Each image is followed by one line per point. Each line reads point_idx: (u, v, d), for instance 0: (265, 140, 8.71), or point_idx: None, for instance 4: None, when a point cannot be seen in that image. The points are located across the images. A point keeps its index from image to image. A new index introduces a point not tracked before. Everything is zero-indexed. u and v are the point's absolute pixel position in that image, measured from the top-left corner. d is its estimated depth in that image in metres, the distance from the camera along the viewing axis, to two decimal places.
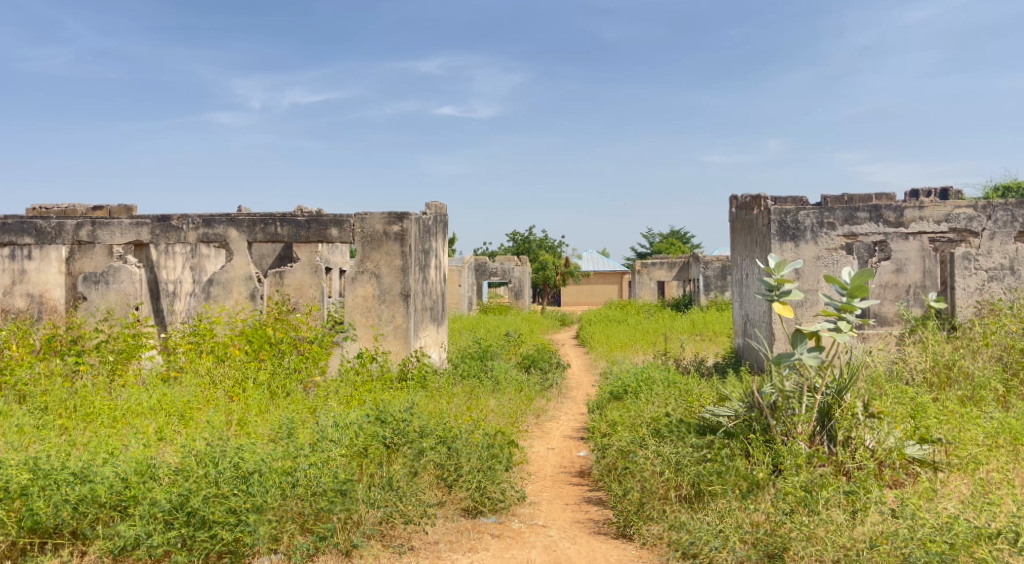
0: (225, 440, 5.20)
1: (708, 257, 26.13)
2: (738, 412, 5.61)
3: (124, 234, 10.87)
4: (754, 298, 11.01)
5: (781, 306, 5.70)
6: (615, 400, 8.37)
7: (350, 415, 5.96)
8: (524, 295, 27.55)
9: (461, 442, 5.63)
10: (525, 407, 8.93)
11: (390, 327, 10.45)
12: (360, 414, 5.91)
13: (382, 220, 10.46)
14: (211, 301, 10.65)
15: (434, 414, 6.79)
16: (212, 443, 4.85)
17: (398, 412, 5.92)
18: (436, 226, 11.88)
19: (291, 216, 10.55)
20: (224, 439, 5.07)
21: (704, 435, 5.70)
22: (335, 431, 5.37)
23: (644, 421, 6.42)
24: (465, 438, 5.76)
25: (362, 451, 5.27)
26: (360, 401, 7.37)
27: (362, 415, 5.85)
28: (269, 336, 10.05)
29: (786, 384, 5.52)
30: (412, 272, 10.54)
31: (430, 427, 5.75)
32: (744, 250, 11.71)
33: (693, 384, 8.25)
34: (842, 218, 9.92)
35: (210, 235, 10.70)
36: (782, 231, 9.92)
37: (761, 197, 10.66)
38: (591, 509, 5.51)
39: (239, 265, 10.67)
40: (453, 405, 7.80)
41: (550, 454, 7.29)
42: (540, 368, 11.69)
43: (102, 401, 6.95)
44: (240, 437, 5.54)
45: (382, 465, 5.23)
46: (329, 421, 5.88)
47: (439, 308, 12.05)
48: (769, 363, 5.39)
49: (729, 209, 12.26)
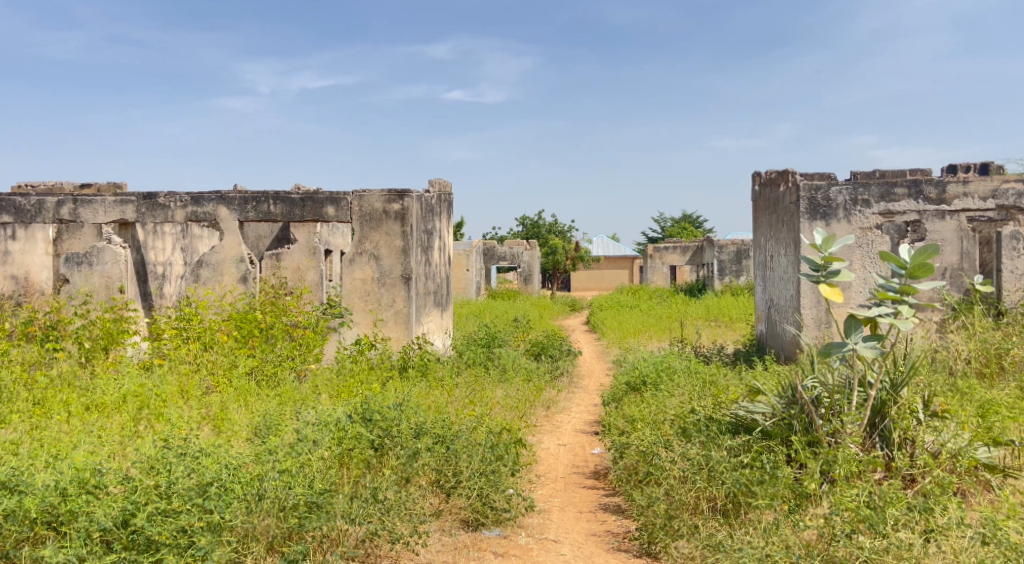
0: (192, 440, 4.55)
1: (722, 241, 25.33)
2: (775, 409, 4.92)
3: (108, 213, 10.22)
4: (781, 281, 10.34)
5: (829, 289, 4.89)
6: (634, 393, 7.64)
7: (335, 412, 5.27)
8: (534, 280, 26.85)
9: (461, 446, 4.98)
10: (534, 399, 8.29)
11: (390, 312, 9.83)
12: (347, 412, 5.22)
13: (381, 199, 9.82)
14: (199, 283, 10.04)
15: (433, 408, 6.15)
16: (169, 446, 4.20)
17: (391, 410, 5.24)
18: (440, 206, 11.20)
19: (285, 194, 9.87)
20: (188, 440, 4.43)
21: (737, 435, 5.02)
22: (314, 431, 4.73)
23: (667, 418, 5.74)
24: (466, 439, 5.11)
25: (344, 455, 4.65)
26: (351, 393, 6.73)
27: (349, 413, 5.16)
28: (259, 321, 9.34)
29: (833, 378, 4.86)
30: (414, 253, 9.89)
31: (427, 425, 5.18)
32: (767, 231, 11.03)
33: (718, 376, 7.55)
34: (877, 195, 9.27)
35: (199, 213, 10.05)
36: (812, 209, 9.29)
37: (788, 172, 9.98)
38: (609, 519, 4.83)
39: (229, 245, 10.02)
40: (454, 397, 7.15)
41: (561, 451, 6.65)
42: (551, 356, 10.99)
43: (67, 392, 6.33)
44: (212, 438, 4.88)
45: (368, 473, 4.56)
46: (313, 418, 5.21)
47: (443, 293, 11.39)
48: (816, 354, 4.58)
49: (751, 186, 11.60)
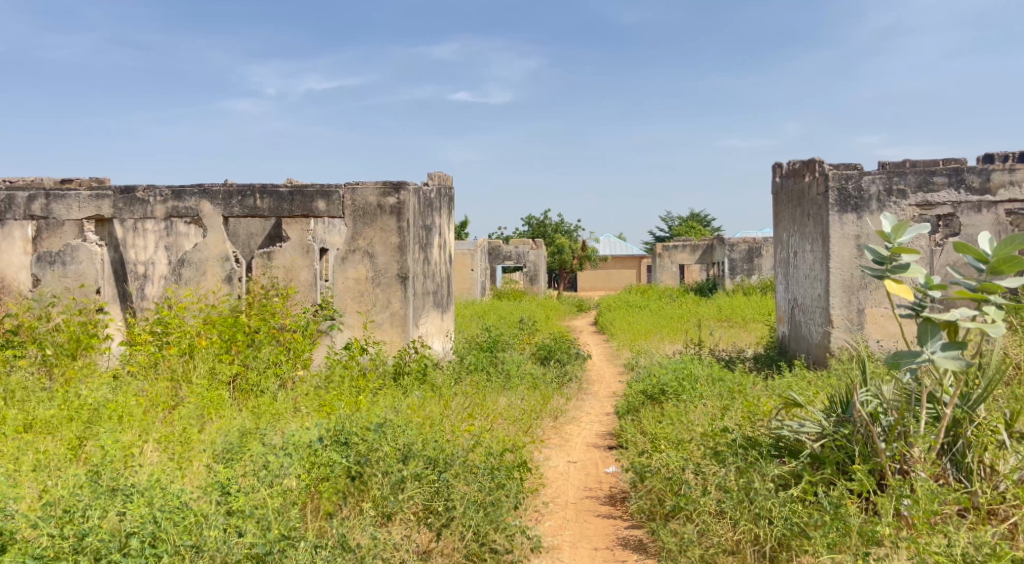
0: (134, 471, 3.88)
1: (733, 239, 24.53)
2: (824, 429, 4.22)
3: (82, 208, 9.36)
4: (807, 280, 9.62)
5: (896, 286, 4.17)
6: (652, 403, 6.86)
7: (310, 433, 4.55)
8: (540, 280, 26.07)
9: (455, 478, 4.27)
10: (541, 409, 7.55)
11: (384, 314, 9.10)
12: (321, 433, 4.49)
13: (376, 192, 9.10)
14: (181, 283, 9.28)
15: (427, 424, 5.42)
16: (99, 481, 3.51)
17: (374, 432, 4.52)
18: (440, 200, 10.46)
19: (272, 187, 9.15)
20: (127, 471, 3.72)
21: (783, 460, 4.28)
22: (282, 459, 4.03)
23: (695, 436, 5.00)
24: (462, 466, 4.39)
25: (312, 492, 4.02)
26: (337, 405, 5.99)
27: (324, 434, 4.45)
28: (245, 325, 8.51)
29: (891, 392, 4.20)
30: (411, 250, 9.18)
31: (419, 445, 4.51)
32: (789, 224, 10.33)
33: (747, 385, 6.78)
34: (915, 184, 8.70)
35: (181, 209, 9.27)
36: (842, 201, 8.74)
37: (814, 161, 9.29)
38: (630, 558, 4.09)
39: (213, 243, 9.26)
40: (453, 409, 6.42)
41: (571, 471, 5.92)
42: (558, 361, 10.22)
43: (15, 410, 5.61)
44: (163, 465, 4.16)
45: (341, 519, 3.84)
46: (282, 440, 4.48)
47: (444, 293, 10.64)
48: (883, 367, 3.76)
49: (772, 178, 10.92)
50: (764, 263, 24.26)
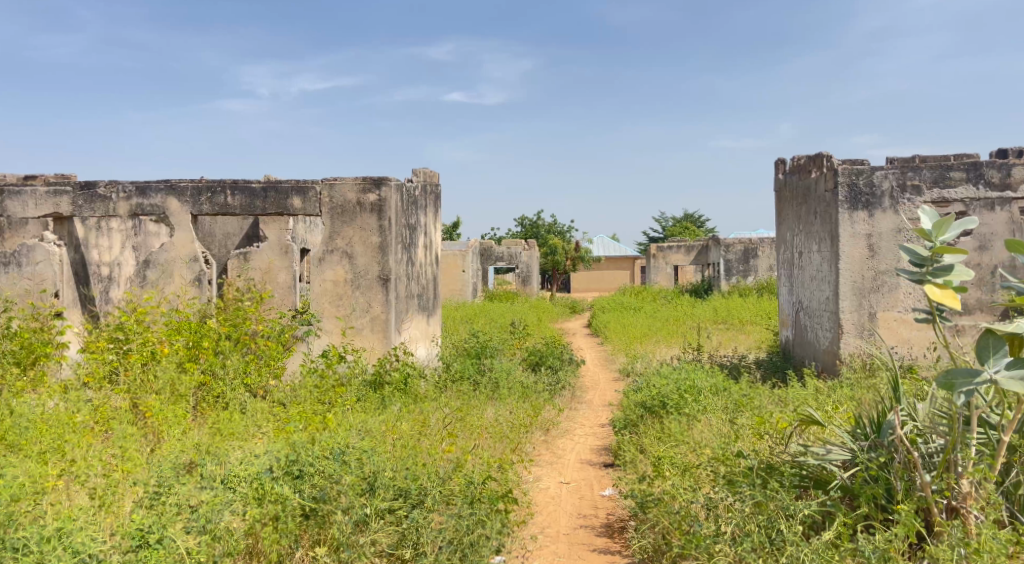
0: (34, 522, 3.45)
1: (728, 240, 23.97)
2: (854, 456, 3.70)
3: (39, 205, 8.73)
4: (813, 282, 9.07)
5: (940, 290, 3.54)
6: (652, 417, 6.26)
7: (258, 461, 3.97)
8: (532, 281, 25.47)
9: (424, 517, 3.76)
10: (531, 422, 6.97)
11: (365, 319, 8.51)
12: (270, 463, 3.94)
13: (355, 188, 8.52)
14: (147, 286, 8.67)
15: (401, 447, 4.83)
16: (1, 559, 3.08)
17: (334, 461, 3.97)
18: (426, 197, 9.87)
19: (244, 183, 8.55)
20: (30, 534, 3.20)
21: (810, 493, 3.72)
22: (219, 507, 3.49)
23: (703, 460, 4.42)
24: (434, 500, 3.87)
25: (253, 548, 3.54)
26: (303, 422, 5.39)
27: (273, 464, 3.91)
28: (212, 329, 7.92)
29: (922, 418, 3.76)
30: (393, 250, 8.59)
31: (387, 475, 3.95)
32: (794, 223, 9.79)
33: (755, 399, 6.21)
34: (930, 179, 8.17)
35: (145, 206, 8.60)
36: (853, 198, 8.21)
37: (821, 155, 8.75)
38: None
39: (181, 242, 8.64)
40: (432, 426, 5.83)
41: (563, 494, 5.34)
42: (551, 368, 9.61)
43: None
44: (83, 511, 3.58)
45: None
46: (226, 471, 3.89)
47: (429, 297, 10.05)
48: (935, 384, 3.26)
49: (775, 175, 10.37)
50: (760, 264, 23.72)
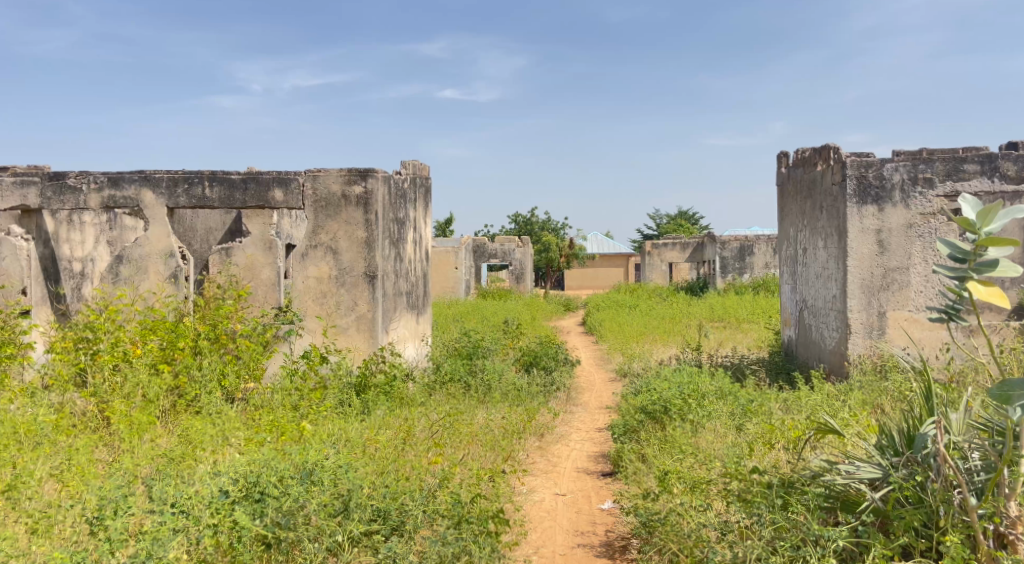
0: None
1: (724, 237, 23.60)
2: (888, 474, 3.32)
3: (6, 197, 8.29)
4: (819, 280, 8.68)
5: (987, 288, 3.16)
6: (653, 424, 5.86)
7: (217, 490, 3.60)
8: (525, 278, 25.04)
9: (403, 547, 3.48)
10: (525, 427, 6.58)
11: (350, 318, 8.09)
12: (228, 485, 3.66)
13: (340, 180, 8.09)
14: (120, 282, 8.21)
15: (381, 460, 4.43)
16: None
17: (300, 483, 3.65)
18: (415, 190, 9.45)
19: (223, 174, 8.12)
20: None
21: (842, 516, 3.35)
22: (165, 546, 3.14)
23: (714, 476, 4.03)
24: (414, 530, 3.59)
25: None
26: (276, 432, 4.97)
27: (228, 486, 3.63)
28: (189, 329, 7.50)
29: (962, 432, 3.42)
30: (380, 245, 8.17)
31: (358, 496, 3.64)
32: (797, 218, 9.40)
33: (763, 405, 5.82)
34: (942, 172, 7.77)
35: (118, 198, 8.18)
36: (861, 191, 7.81)
37: (827, 147, 8.36)
38: None
39: (156, 237, 8.21)
40: (418, 434, 5.43)
41: (558, 508, 4.95)
42: (545, 369, 9.20)
43: None
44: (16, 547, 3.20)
45: None
46: (181, 496, 3.55)
47: (419, 294, 9.63)
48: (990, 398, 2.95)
49: (778, 168, 9.98)
50: (756, 261, 23.37)
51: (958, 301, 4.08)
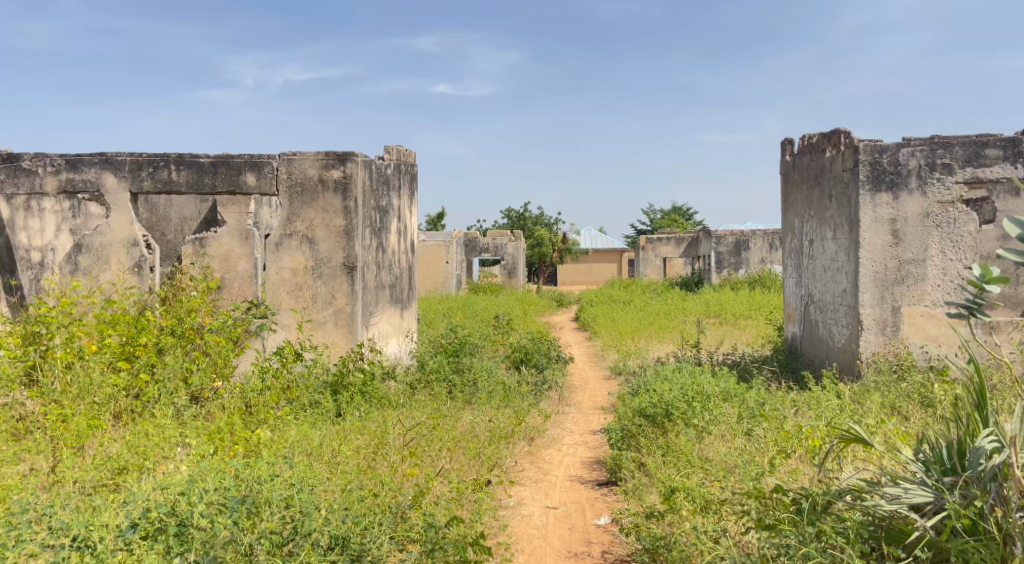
0: None
1: (718, 231, 23.09)
2: (942, 500, 2.84)
3: None
4: (827, 273, 8.16)
5: None
6: (654, 429, 5.34)
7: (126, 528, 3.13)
8: (517, 273, 24.50)
9: None
10: (514, 430, 6.05)
11: (327, 312, 7.52)
12: (144, 515, 3.25)
13: (316, 164, 7.52)
14: (78, 273, 7.60)
15: (345, 474, 3.90)
16: None
17: (230, 516, 3.18)
18: (399, 177, 8.88)
19: (191, 157, 7.56)
20: None
21: (892, 551, 2.86)
22: None
23: (729, 494, 3.52)
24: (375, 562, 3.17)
25: None
26: (231, 441, 4.44)
27: (142, 517, 3.23)
28: (151, 323, 6.95)
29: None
30: (359, 234, 7.61)
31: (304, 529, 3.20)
32: (803, 208, 8.89)
33: (774, 408, 5.30)
34: (962, 158, 7.24)
35: (77, 182, 7.60)
36: (875, 178, 7.28)
37: (837, 131, 7.83)
38: None
39: (118, 224, 7.62)
40: (393, 441, 4.90)
41: (550, 523, 4.42)
42: (535, 367, 8.66)
43: None
44: None
45: None
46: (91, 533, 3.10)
47: (404, 287, 9.08)
48: None
49: (782, 156, 9.47)
50: (751, 256, 22.85)
51: (978, 296, 3.61)
